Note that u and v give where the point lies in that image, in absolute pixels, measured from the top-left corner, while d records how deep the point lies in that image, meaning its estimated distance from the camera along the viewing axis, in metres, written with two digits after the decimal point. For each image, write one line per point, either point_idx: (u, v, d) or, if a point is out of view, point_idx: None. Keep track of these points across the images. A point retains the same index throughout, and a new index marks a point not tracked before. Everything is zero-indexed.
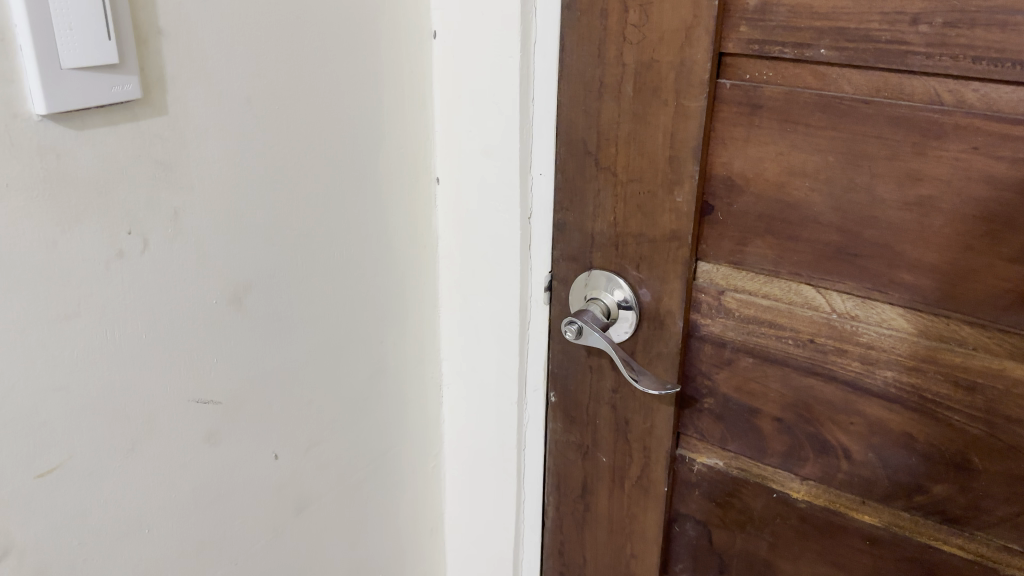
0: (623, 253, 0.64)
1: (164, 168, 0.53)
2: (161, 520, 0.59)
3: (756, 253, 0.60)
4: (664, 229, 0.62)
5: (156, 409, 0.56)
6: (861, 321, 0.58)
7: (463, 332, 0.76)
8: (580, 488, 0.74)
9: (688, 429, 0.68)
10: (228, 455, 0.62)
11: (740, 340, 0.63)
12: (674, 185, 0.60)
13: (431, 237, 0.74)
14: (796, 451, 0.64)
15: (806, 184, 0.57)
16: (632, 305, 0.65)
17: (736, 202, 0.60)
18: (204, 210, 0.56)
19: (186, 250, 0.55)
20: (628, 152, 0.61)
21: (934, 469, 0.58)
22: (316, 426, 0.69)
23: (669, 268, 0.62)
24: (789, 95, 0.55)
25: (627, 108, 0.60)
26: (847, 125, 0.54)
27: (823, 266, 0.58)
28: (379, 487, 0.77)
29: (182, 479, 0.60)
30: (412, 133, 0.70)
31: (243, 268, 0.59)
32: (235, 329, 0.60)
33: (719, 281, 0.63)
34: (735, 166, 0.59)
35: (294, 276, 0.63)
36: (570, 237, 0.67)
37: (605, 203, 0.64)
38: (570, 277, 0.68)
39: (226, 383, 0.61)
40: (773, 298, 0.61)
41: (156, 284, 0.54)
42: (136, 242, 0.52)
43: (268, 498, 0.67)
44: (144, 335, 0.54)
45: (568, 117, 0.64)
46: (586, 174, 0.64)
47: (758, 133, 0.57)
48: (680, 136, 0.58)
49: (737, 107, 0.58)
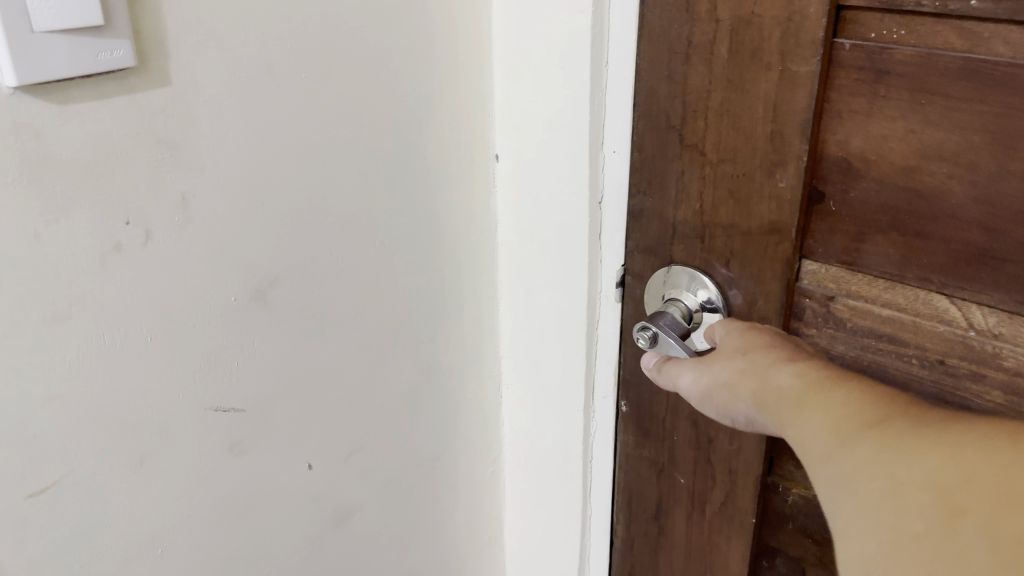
0: (711, 246, 0.54)
1: (170, 146, 0.45)
2: (177, 539, 0.52)
3: (875, 251, 0.49)
4: (761, 220, 0.51)
5: (170, 418, 0.49)
6: (1007, 341, 0.46)
7: (525, 328, 0.67)
8: (655, 509, 0.64)
9: (783, 452, 0.57)
10: (257, 466, 0.55)
11: (851, 356, 0.53)
12: (776, 168, 0.49)
13: (490, 222, 0.65)
14: None
15: (943, 169, 0.45)
16: (719, 307, 0.55)
17: (853, 188, 0.49)
18: (220, 192, 0.48)
19: (199, 240, 0.48)
20: (719, 126, 0.51)
21: None
22: (358, 431, 0.61)
23: (765, 265, 0.52)
24: (926, 59, 0.44)
25: (719, 74, 0.50)
26: (1000, 98, 0.42)
27: (961, 272, 0.46)
28: (432, 496, 0.69)
29: (202, 493, 0.52)
30: (468, 102, 0.61)
31: (269, 260, 0.51)
32: (260, 329, 0.52)
33: (829, 285, 0.52)
34: (852, 145, 0.48)
35: (333, 267, 0.55)
36: (647, 225, 0.57)
37: (691, 187, 0.54)
38: (646, 272, 0.58)
39: (253, 388, 0.53)
40: (895, 308, 0.50)
41: (163, 281, 0.47)
42: (137, 233, 0.45)
43: (304, 509, 0.59)
44: (150, 338, 0.47)
45: (647, 83, 0.53)
46: (667, 152, 0.54)
47: (884, 106, 0.46)
48: (785, 108, 0.48)
49: (858, 73, 0.46)
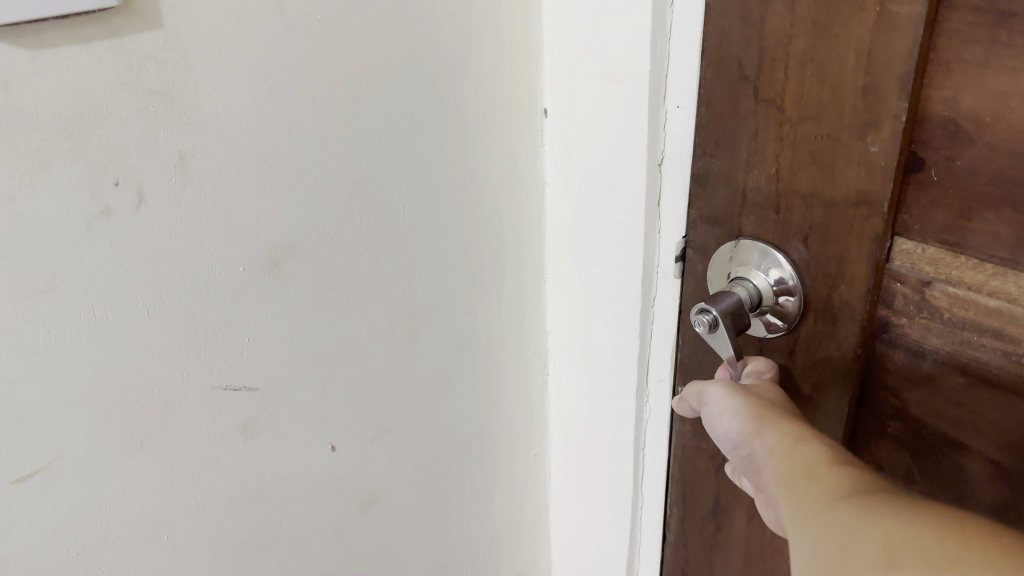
0: (786, 219, 0.47)
1: (165, 99, 0.40)
2: (185, 525, 0.48)
3: (982, 231, 0.41)
4: (847, 190, 0.43)
5: (173, 397, 0.45)
6: None
7: (574, 300, 0.62)
8: (712, 506, 0.58)
9: (862, 454, 0.51)
10: (273, 448, 0.51)
11: (947, 352, 0.45)
12: (868, 128, 0.42)
13: (535, 185, 0.60)
14: (1015, 506, 0.45)
15: None
16: (793, 288, 0.47)
17: (960, 155, 0.41)
18: (221, 149, 0.43)
19: (199, 203, 0.43)
20: (801, 78, 0.43)
21: None
22: (386, 411, 0.56)
23: (851, 243, 0.45)
24: None
25: (804, 15, 0.42)
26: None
27: None
28: (467, 478, 0.65)
29: (211, 478, 0.48)
30: (510, 51, 0.55)
31: (285, 226, 0.47)
32: (274, 302, 0.48)
33: (925, 268, 0.44)
34: (962, 103, 0.40)
35: (355, 236, 0.50)
36: (713, 192, 0.50)
37: (766, 149, 0.46)
38: (710, 245, 0.51)
39: (265, 365, 0.48)
40: (1003, 299, 0.42)
41: (161, 250, 0.42)
42: (129, 196, 0.40)
43: (326, 493, 0.55)
44: (147, 311, 0.42)
45: (718, 26, 0.46)
46: (739, 107, 0.46)
47: (1004, 55, 0.38)
48: (882, 57, 0.40)
49: (974, 15, 0.38)
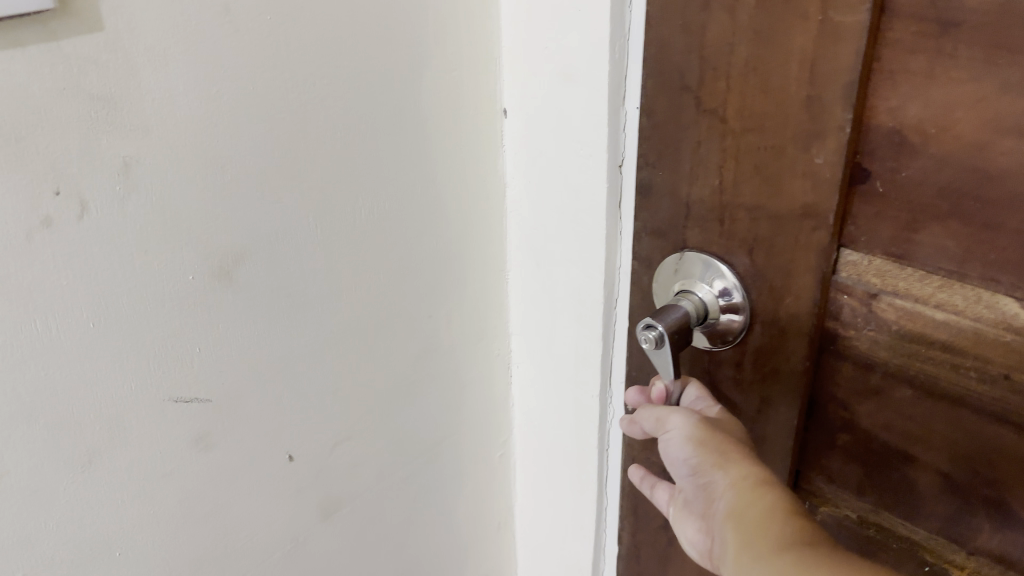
0: (731, 230, 0.47)
1: (106, 105, 0.39)
2: (137, 540, 0.48)
3: (930, 241, 0.42)
4: (793, 202, 0.44)
5: (124, 410, 0.45)
6: None
7: (538, 302, 0.61)
8: (662, 520, 0.58)
9: (811, 465, 0.51)
10: (227, 459, 0.51)
11: (895, 364, 0.45)
12: (813, 139, 0.42)
13: (497, 187, 0.60)
14: (964, 518, 0.46)
15: (1020, 146, 0.38)
16: (739, 297, 0.48)
17: (906, 167, 0.41)
18: (166, 157, 0.42)
19: (145, 212, 0.42)
20: (744, 88, 0.44)
21: None
22: (344, 418, 0.56)
23: (797, 254, 0.45)
24: (1007, 7, 0.36)
25: (745, 23, 0.42)
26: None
27: None
28: (430, 484, 0.65)
29: (164, 491, 0.48)
30: (463, 51, 0.54)
31: (237, 232, 0.46)
32: (228, 311, 0.47)
33: (871, 280, 0.45)
34: (908, 113, 0.40)
35: (308, 242, 0.50)
36: (658, 204, 0.50)
37: (710, 160, 0.46)
38: (655, 256, 0.51)
39: (216, 372, 0.48)
40: (950, 311, 0.42)
41: (106, 259, 0.41)
42: (71, 206, 0.40)
43: (283, 502, 0.55)
44: (96, 321, 0.42)
45: (659, 35, 0.46)
46: (682, 117, 0.46)
47: (950, 65, 0.38)
48: (825, 67, 0.40)
49: (919, 24, 0.38)
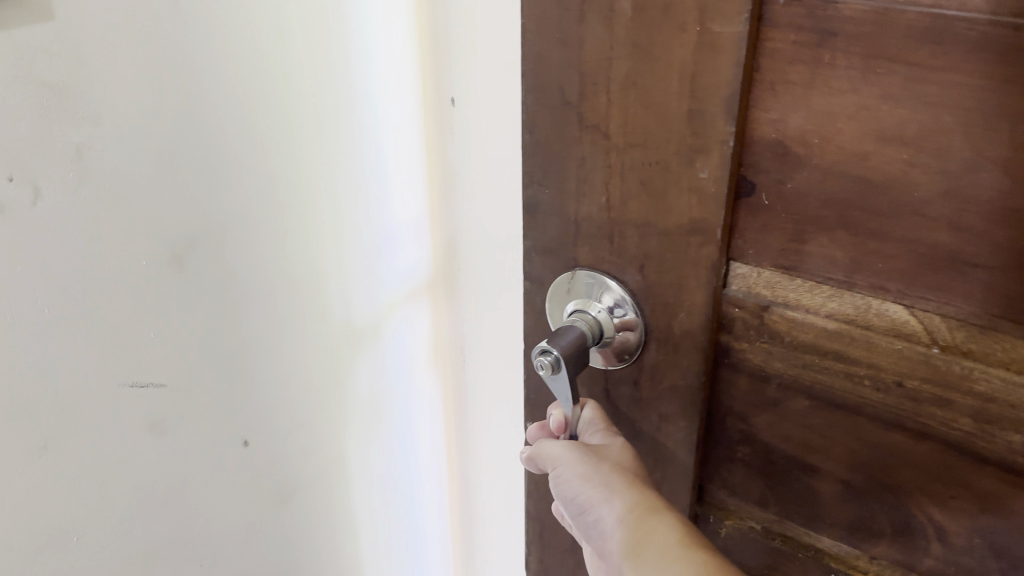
0: (621, 248, 0.46)
1: (58, 93, 0.42)
2: (90, 526, 0.49)
3: (818, 253, 0.41)
4: (680, 218, 0.43)
5: (76, 400, 0.46)
6: (977, 361, 0.39)
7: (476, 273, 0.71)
8: (570, 541, 0.57)
9: (713, 479, 0.50)
10: (179, 443, 0.54)
11: (790, 375, 0.44)
12: (696, 154, 0.41)
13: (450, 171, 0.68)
14: (867, 525, 0.46)
15: (903, 157, 0.37)
16: (632, 313, 0.47)
17: (791, 179, 0.40)
18: (117, 145, 0.45)
19: (95, 201, 0.45)
20: (625, 103, 0.42)
21: None
22: (299, 390, 0.63)
23: (687, 271, 0.44)
24: (885, 15, 0.35)
25: (623, 36, 0.40)
26: (981, 67, 0.34)
27: (921, 280, 0.39)
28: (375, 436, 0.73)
29: (120, 482, 0.50)
30: (377, 67, 0.61)
31: (176, 218, 0.50)
32: (173, 293, 0.51)
33: (762, 292, 0.44)
34: (789, 124, 0.39)
35: (240, 230, 0.55)
36: (545, 223, 0.48)
37: (595, 177, 0.45)
38: (546, 276, 0.49)
39: (162, 364, 0.51)
40: (842, 321, 0.42)
41: (52, 248, 0.43)
42: (24, 191, 0.42)
43: (245, 483, 0.60)
44: (49, 311, 0.44)
45: (535, 49, 0.43)
46: (563, 134, 0.45)
47: (829, 75, 0.37)
48: (705, 80, 0.39)
49: (797, 33, 0.37)
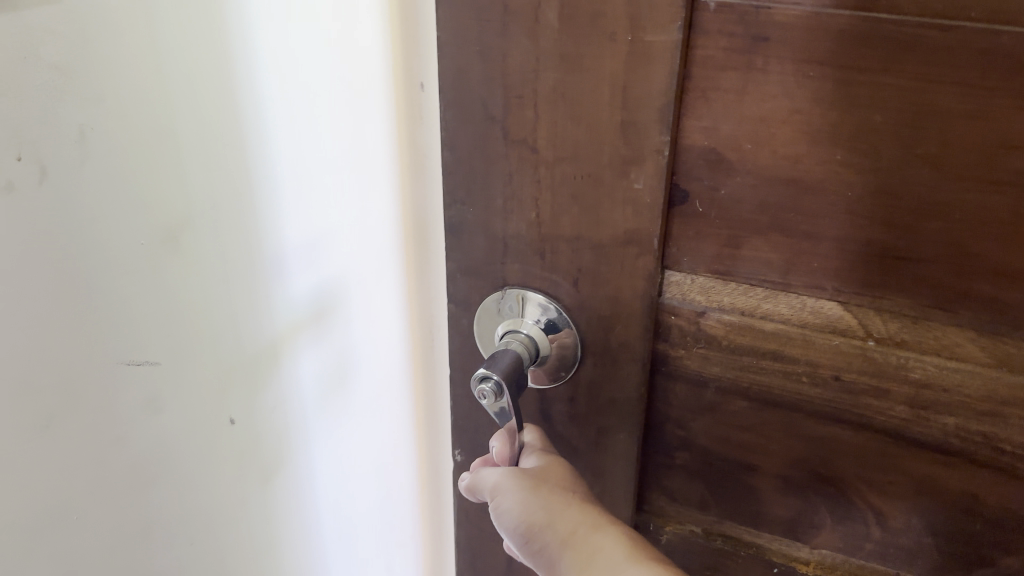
0: (553, 263, 0.44)
1: (63, 75, 0.38)
2: (99, 518, 0.45)
3: (753, 258, 0.41)
4: (615, 229, 0.42)
5: (80, 392, 0.42)
6: (911, 350, 0.40)
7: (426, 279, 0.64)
8: (504, 566, 0.56)
9: (652, 487, 0.50)
10: (91, 465, 0.44)
11: (728, 379, 0.45)
12: (630, 166, 0.40)
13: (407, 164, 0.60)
14: (807, 517, 0.47)
15: (835, 157, 0.38)
16: (566, 324, 0.45)
17: (723, 185, 0.40)
18: (121, 120, 0.41)
19: (103, 180, 0.41)
20: (553, 116, 0.41)
21: (1007, 539, 0.43)
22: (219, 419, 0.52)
23: (623, 283, 0.43)
24: (816, 19, 0.36)
25: (550, 48, 0.39)
26: (911, 67, 0.35)
27: (855, 277, 0.40)
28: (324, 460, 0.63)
29: (45, 501, 0.42)
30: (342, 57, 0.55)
31: (71, 194, 0.39)
32: (85, 284, 0.41)
33: (697, 298, 0.44)
34: (721, 131, 0.39)
35: (148, 214, 0.44)
36: (470, 242, 0.46)
37: (523, 192, 0.43)
38: (473, 298, 0.48)
39: (165, 341, 0.47)
40: (778, 321, 0.42)
41: (64, 228, 0.39)
42: (32, 173, 0.38)
43: (140, 534, 0.48)
44: (19, 303, 0.38)
45: (453, 62, 0.42)
46: (488, 149, 0.43)
47: (761, 81, 0.37)
48: (637, 90, 0.39)
49: (728, 40, 0.37)
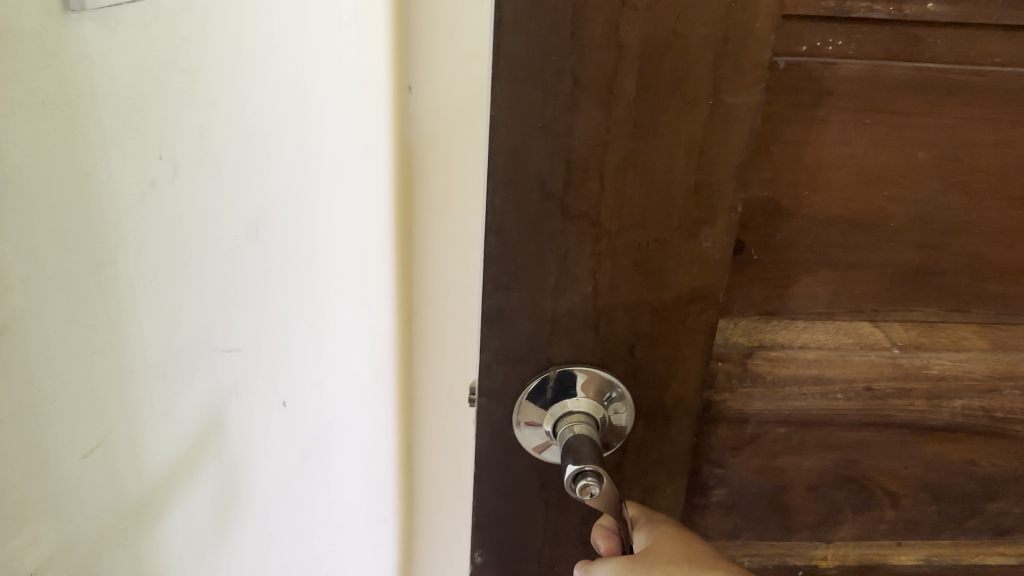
0: (608, 335, 0.43)
1: (190, 75, 0.36)
2: (237, 492, 0.47)
3: (801, 293, 0.44)
4: (679, 290, 0.42)
5: (228, 366, 0.44)
6: (928, 349, 0.46)
7: (425, 256, 0.75)
8: None
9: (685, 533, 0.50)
10: (247, 427, 0.47)
11: (769, 411, 0.47)
12: (701, 226, 0.40)
13: (405, 156, 0.71)
14: (831, 517, 0.50)
15: (883, 194, 0.41)
16: (616, 389, 0.44)
17: (778, 231, 0.42)
18: (228, 112, 0.41)
19: (223, 177, 0.41)
20: (620, 186, 0.39)
21: (993, 488, 0.50)
22: (288, 392, 0.54)
23: (684, 341, 0.43)
24: (876, 73, 0.38)
25: (623, 118, 0.38)
26: (954, 108, 0.39)
27: (891, 296, 0.44)
28: (352, 426, 0.69)
29: (225, 468, 0.44)
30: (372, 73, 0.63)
31: (217, 187, 0.40)
32: (249, 263, 0.45)
33: (741, 340, 0.45)
34: (780, 181, 0.41)
35: (266, 196, 0.47)
36: (512, 328, 0.42)
37: (580, 268, 0.41)
38: (510, 386, 0.44)
39: (247, 325, 0.46)
40: (817, 346, 0.45)
41: (181, 234, 0.37)
42: (167, 169, 0.35)
43: (280, 479, 0.54)
44: (151, 288, 0.35)
45: (508, 141, 0.38)
46: (542, 228, 0.40)
47: (823, 132, 0.40)
48: (715, 151, 0.39)
49: (793, 96, 0.39)
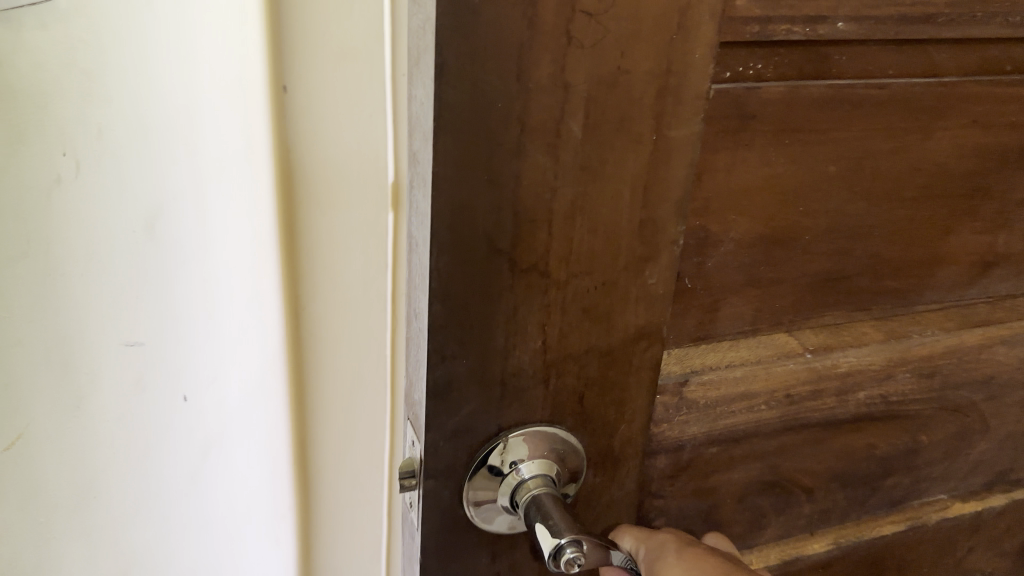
0: (558, 387, 0.40)
1: (90, 67, 0.31)
2: (171, 530, 0.40)
3: (729, 315, 0.44)
4: (625, 330, 0.40)
5: (147, 393, 0.37)
6: (836, 349, 0.48)
7: (315, 305, 0.57)
8: None
9: None
10: (179, 460, 0.40)
11: (702, 434, 0.46)
12: (646, 264, 0.39)
13: (287, 176, 0.53)
14: (758, 523, 0.51)
15: (799, 210, 0.42)
16: (564, 442, 0.41)
17: (709, 258, 0.41)
18: (136, 106, 0.34)
19: (135, 176, 0.34)
20: (568, 232, 0.36)
21: (889, 467, 0.54)
22: (226, 421, 0.46)
23: (630, 381, 0.42)
24: (794, 93, 0.39)
25: (570, 162, 0.35)
26: (858, 121, 0.41)
27: (805, 306, 0.46)
28: (275, 484, 0.57)
29: (151, 505, 0.38)
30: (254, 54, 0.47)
31: (124, 185, 0.33)
32: (169, 274, 0.38)
33: (674, 369, 0.44)
34: (710, 209, 0.40)
35: (191, 198, 0.40)
36: (460, 399, 0.38)
37: (529, 323, 0.38)
38: (457, 462, 0.40)
39: (173, 346, 0.39)
40: (742, 363, 0.46)
41: (89, 241, 0.31)
42: (72, 168, 0.30)
43: (216, 519, 0.46)
44: (54, 302, 0.29)
45: (453, 199, 0.34)
46: (491, 287, 0.36)
47: (750, 155, 0.39)
48: (658, 186, 0.37)
49: (723, 123, 0.38)
